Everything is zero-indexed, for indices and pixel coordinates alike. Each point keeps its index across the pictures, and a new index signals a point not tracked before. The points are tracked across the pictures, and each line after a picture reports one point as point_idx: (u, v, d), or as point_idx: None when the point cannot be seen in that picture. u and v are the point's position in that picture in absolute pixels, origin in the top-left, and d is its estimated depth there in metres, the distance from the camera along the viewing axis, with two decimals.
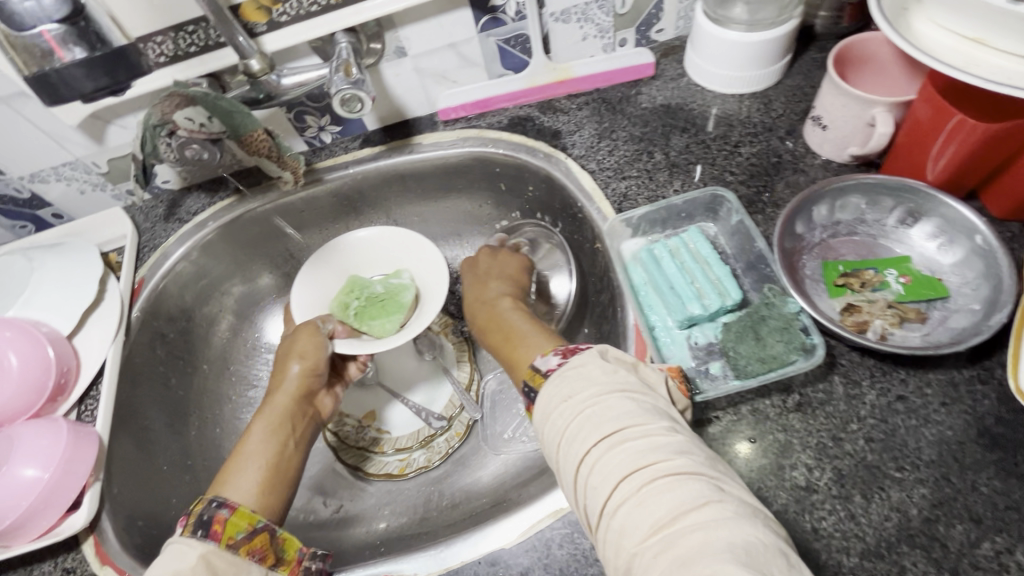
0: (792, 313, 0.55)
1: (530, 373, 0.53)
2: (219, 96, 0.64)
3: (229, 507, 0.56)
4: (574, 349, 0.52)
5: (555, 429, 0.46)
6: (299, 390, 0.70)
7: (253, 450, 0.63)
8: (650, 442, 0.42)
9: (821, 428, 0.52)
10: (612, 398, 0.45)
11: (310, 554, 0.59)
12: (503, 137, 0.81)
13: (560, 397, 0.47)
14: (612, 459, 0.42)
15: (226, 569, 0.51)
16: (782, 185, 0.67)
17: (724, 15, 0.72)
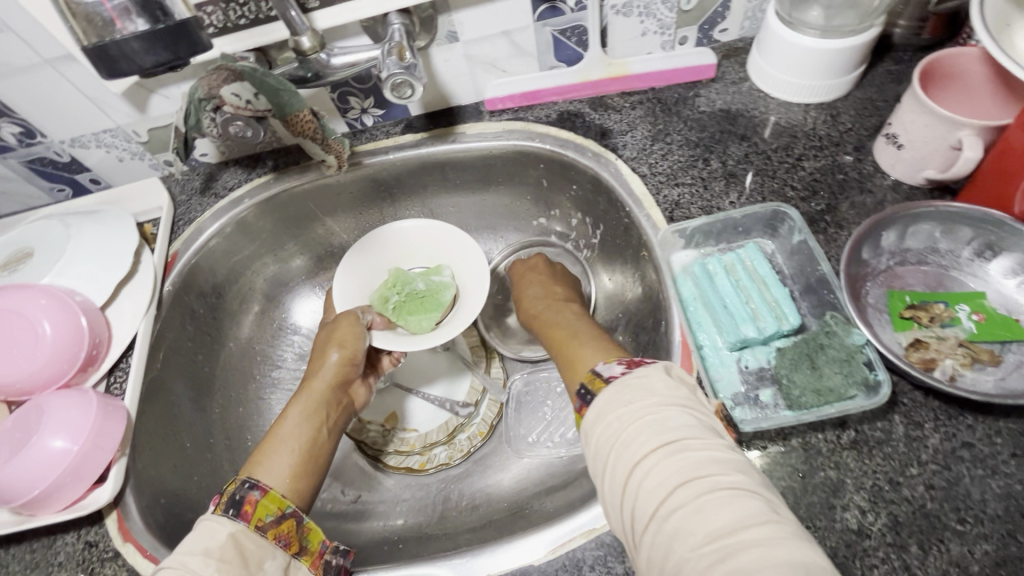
0: (855, 345, 0.51)
1: (589, 376, 0.50)
2: (267, 72, 0.61)
3: (260, 489, 0.55)
4: (639, 360, 0.49)
5: (605, 432, 0.44)
6: (336, 377, 0.69)
7: (288, 436, 0.62)
8: (710, 457, 0.40)
9: (877, 470, 0.49)
10: (670, 408, 0.43)
11: (332, 548, 0.58)
12: (551, 132, 0.78)
13: (617, 400, 0.45)
14: (667, 468, 0.40)
15: (255, 552, 0.51)
16: (847, 204, 0.64)
17: (799, 17, 0.68)
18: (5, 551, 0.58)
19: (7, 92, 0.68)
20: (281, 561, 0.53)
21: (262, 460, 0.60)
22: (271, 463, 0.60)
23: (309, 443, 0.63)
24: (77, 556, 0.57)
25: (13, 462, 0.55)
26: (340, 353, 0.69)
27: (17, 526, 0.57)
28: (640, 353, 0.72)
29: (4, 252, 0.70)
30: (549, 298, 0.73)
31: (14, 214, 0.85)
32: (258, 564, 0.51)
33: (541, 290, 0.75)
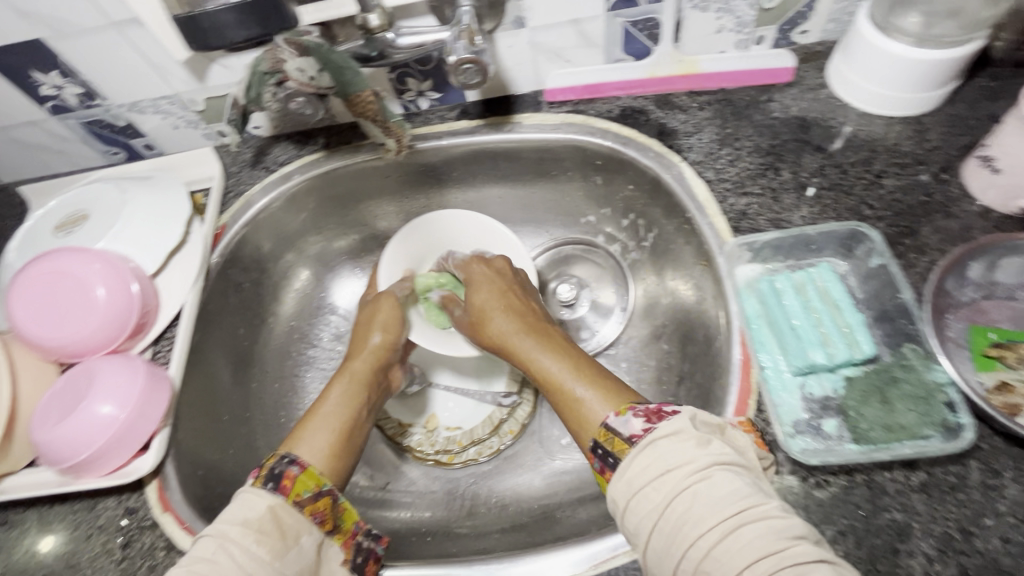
0: (936, 382, 0.49)
1: (605, 435, 0.48)
2: (332, 49, 0.60)
3: (299, 465, 0.54)
4: (658, 412, 0.46)
5: (652, 505, 0.42)
6: (376, 359, 0.68)
7: (327, 413, 0.61)
8: (769, 525, 0.39)
9: (948, 516, 0.46)
10: (713, 473, 0.42)
11: (366, 530, 0.56)
12: (612, 129, 0.75)
13: (659, 467, 0.43)
14: (731, 546, 0.38)
15: (292, 527, 0.50)
16: (930, 229, 0.60)
17: (893, 24, 0.63)
18: (50, 508, 0.60)
19: (71, 53, 0.67)
20: (316, 538, 0.52)
21: (301, 435, 0.58)
22: (308, 437, 0.58)
23: (347, 420, 0.61)
24: (117, 520, 0.58)
25: (63, 425, 0.56)
26: (383, 336, 0.69)
27: (62, 486, 0.58)
28: (687, 365, 0.70)
29: (62, 212, 0.71)
30: (501, 296, 0.66)
31: (70, 173, 0.86)
32: (295, 538, 0.50)
33: (491, 286, 0.68)
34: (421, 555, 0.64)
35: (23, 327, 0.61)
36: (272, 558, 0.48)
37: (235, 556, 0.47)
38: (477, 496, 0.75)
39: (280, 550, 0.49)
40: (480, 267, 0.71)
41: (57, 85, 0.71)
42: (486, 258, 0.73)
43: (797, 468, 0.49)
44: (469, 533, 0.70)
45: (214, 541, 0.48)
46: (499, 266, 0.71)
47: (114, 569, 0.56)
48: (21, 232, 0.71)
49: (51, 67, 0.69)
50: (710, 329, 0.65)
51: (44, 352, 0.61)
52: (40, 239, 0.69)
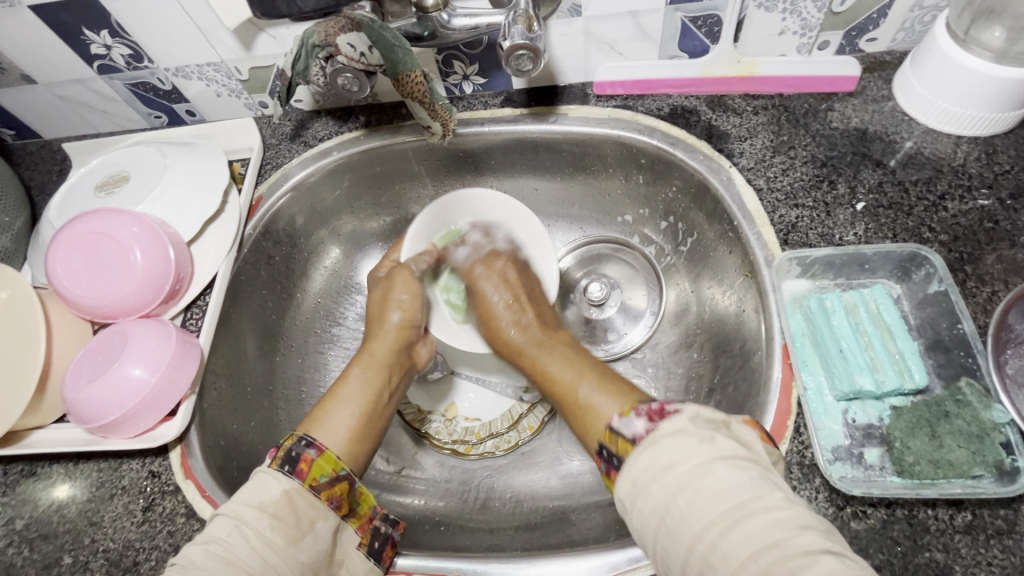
0: (994, 422, 0.47)
1: (609, 436, 0.46)
2: (385, 26, 0.59)
3: (317, 448, 0.53)
4: (660, 410, 0.45)
5: (656, 503, 0.41)
6: (399, 335, 0.66)
7: (351, 396, 0.59)
8: (773, 520, 0.37)
9: (994, 562, 0.44)
10: (716, 468, 0.40)
11: (382, 515, 0.56)
12: (661, 127, 0.72)
13: (661, 464, 0.41)
14: (735, 542, 0.37)
15: (307, 513, 0.49)
16: (993, 257, 0.57)
17: (974, 36, 0.59)
18: (77, 465, 0.61)
19: (123, 14, 0.67)
20: (332, 523, 0.51)
21: (320, 419, 0.57)
22: (331, 420, 0.57)
23: (368, 404, 0.59)
24: (140, 482, 0.59)
25: (94, 385, 0.57)
26: (402, 315, 0.67)
27: (89, 445, 0.59)
28: (719, 377, 0.68)
29: (103, 171, 0.71)
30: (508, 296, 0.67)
31: (112, 133, 0.86)
32: (310, 524, 0.49)
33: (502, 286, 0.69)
34: (433, 544, 0.64)
35: (60, 285, 0.61)
36: (288, 545, 0.47)
37: (249, 539, 0.46)
38: (491, 490, 0.74)
39: (296, 536, 0.48)
40: (484, 270, 0.71)
41: (106, 44, 0.71)
42: (491, 261, 0.72)
43: (834, 496, 0.48)
44: (482, 526, 0.69)
45: (230, 522, 0.47)
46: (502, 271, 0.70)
47: (135, 531, 0.57)
48: (63, 189, 0.71)
49: (103, 26, 0.68)
50: (748, 343, 0.63)
51: (79, 310, 0.62)
52: (81, 198, 0.69)
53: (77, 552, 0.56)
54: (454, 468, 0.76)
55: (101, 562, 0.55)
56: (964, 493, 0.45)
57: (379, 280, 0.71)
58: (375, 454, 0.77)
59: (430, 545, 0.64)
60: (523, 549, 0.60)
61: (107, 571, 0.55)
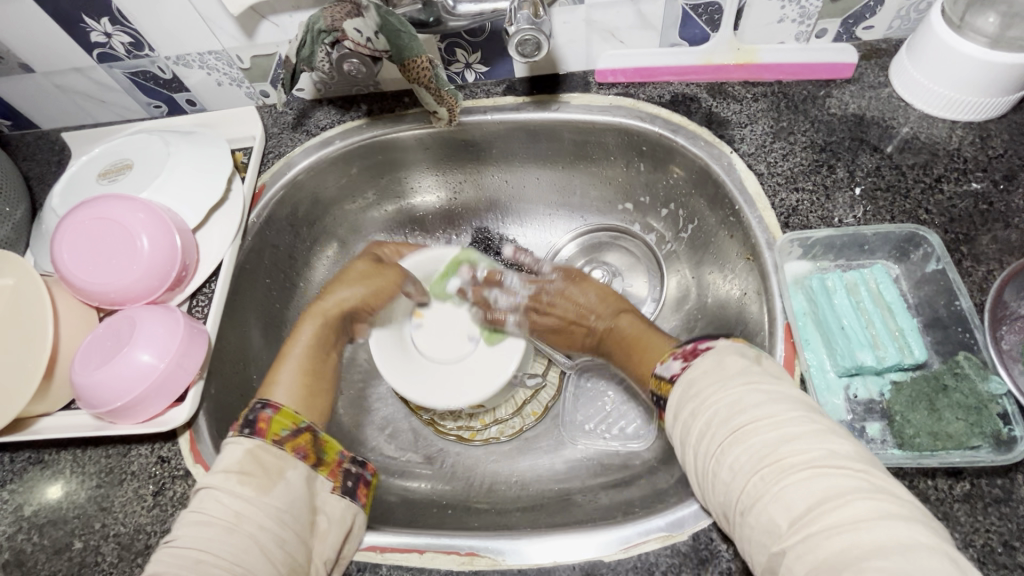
0: (990, 393, 0.48)
1: (654, 382, 0.53)
2: (390, 11, 0.59)
3: (272, 407, 0.57)
4: (694, 350, 0.50)
5: (685, 427, 0.46)
6: (341, 308, 0.68)
7: (296, 356, 0.63)
8: (781, 433, 0.41)
9: (991, 529, 0.45)
10: (735, 394, 0.44)
11: (350, 458, 0.60)
12: (662, 114, 0.73)
13: (693, 396, 0.47)
14: (744, 457, 0.41)
15: (274, 463, 0.53)
16: (988, 237, 0.58)
17: (968, 23, 0.60)
18: (84, 451, 0.61)
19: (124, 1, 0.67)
20: (302, 470, 0.54)
21: (273, 382, 0.61)
22: (282, 381, 0.61)
23: (312, 364, 0.64)
24: (149, 468, 0.59)
25: (104, 370, 0.57)
26: (348, 295, 0.68)
27: (98, 431, 0.59)
28: None
29: (106, 159, 0.71)
30: (602, 299, 0.69)
31: (112, 123, 0.86)
32: (279, 473, 0.52)
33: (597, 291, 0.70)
34: (442, 526, 0.65)
35: (67, 271, 0.61)
36: (260, 493, 0.50)
37: (221, 499, 0.49)
38: (497, 474, 0.75)
39: (268, 485, 0.51)
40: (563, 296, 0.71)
41: (106, 32, 0.71)
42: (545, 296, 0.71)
43: None
44: (489, 509, 0.70)
45: (204, 492, 0.50)
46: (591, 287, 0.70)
47: (145, 515, 0.57)
48: (65, 177, 0.71)
49: (103, 13, 0.68)
50: (749, 326, 0.64)
51: (85, 297, 0.62)
52: (84, 186, 0.69)
53: (87, 538, 0.56)
54: (458, 454, 0.77)
55: (112, 546, 0.56)
56: (965, 463, 0.47)
57: (350, 253, 0.72)
58: (380, 441, 0.78)
59: (438, 526, 0.64)
60: (531, 528, 0.61)
61: (118, 555, 0.55)
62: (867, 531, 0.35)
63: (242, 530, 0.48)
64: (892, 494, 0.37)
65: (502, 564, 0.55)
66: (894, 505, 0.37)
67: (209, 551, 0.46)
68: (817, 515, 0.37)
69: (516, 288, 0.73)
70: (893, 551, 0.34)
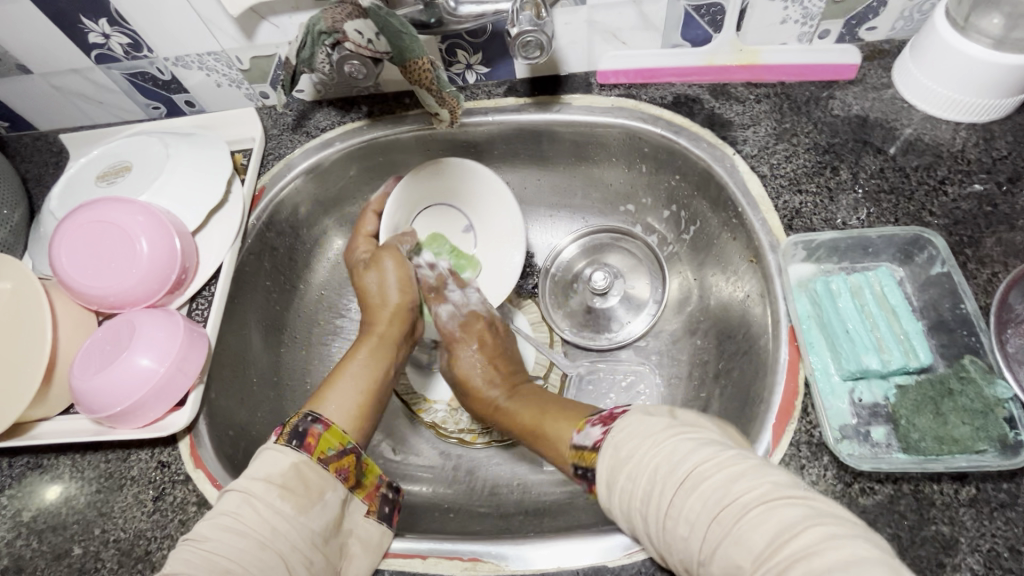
0: (997, 398, 0.48)
1: (575, 454, 0.52)
2: (392, 12, 0.58)
3: (323, 423, 0.56)
4: (612, 415, 0.51)
5: (628, 495, 0.45)
6: (398, 316, 0.69)
7: (355, 372, 0.62)
8: (725, 474, 0.41)
9: (997, 534, 0.45)
10: (669, 444, 0.44)
11: (387, 484, 0.60)
12: (665, 116, 0.73)
13: (623, 455, 0.46)
14: (695, 504, 0.41)
15: (318, 483, 0.52)
16: (992, 240, 0.58)
17: (973, 24, 0.60)
18: (84, 455, 0.60)
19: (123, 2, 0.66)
20: (342, 494, 0.54)
21: (321, 399, 0.59)
22: (332, 397, 0.59)
23: (374, 380, 0.62)
24: (149, 473, 0.59)
25: (103, 375, 0.57)
26: (400, 295, 0.69)
27: (96, 436, 0.59)
28: (724, 363, 0.69)
29: (104, 161, 0.70)
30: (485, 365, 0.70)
31: (110, 124, 0.85)
32: (320, 494, 0.52)
33: (485, 356, 0.70)
34: (444, 530, 0.64)
35: (65, 275, 0.60)
36: (298, 513, 0.49)
37: (261, 511, 0.48)
38: (498, 477, 0.74)
39: (306, 505, 0.50)
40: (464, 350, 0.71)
41: (105, 33, 0.70)
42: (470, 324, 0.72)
43: (842, 473, 0.49)
44: (491, 512, 0.69)
45: (239, 497, 0.49)
46: (479, 339, 0.71)
47: (145, 520, 0.57)
48: (63, 180, 0.70)
49: (101, 14, 0.68)
50: (753, 329, 0.64)
51: (84, 301, 0.62)
52: (82, 189, 0.68)
53: (87, 543, 0.56)
54: (460, 457, 0.76)
55: (112, 552, 0.55)
56: (972, 468, 0.46)
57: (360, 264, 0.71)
58: (382, 444, 0.77)
59: (440, 530, 0.64)
60: (534, 532, 0.61)
61: (118, 560, 0.55)
62: (828, 551, 0.35)
63: (274, 548, 0.47)
64: (839, 516, 0.37)
65: (505, 569, 0.54)
66: (842, 526, 0.36)
67: (232, 559, 0.45)
68: (775, 547, 0.36)
69: (471, 297, 0.74)
70: (852, 568, 0.33)
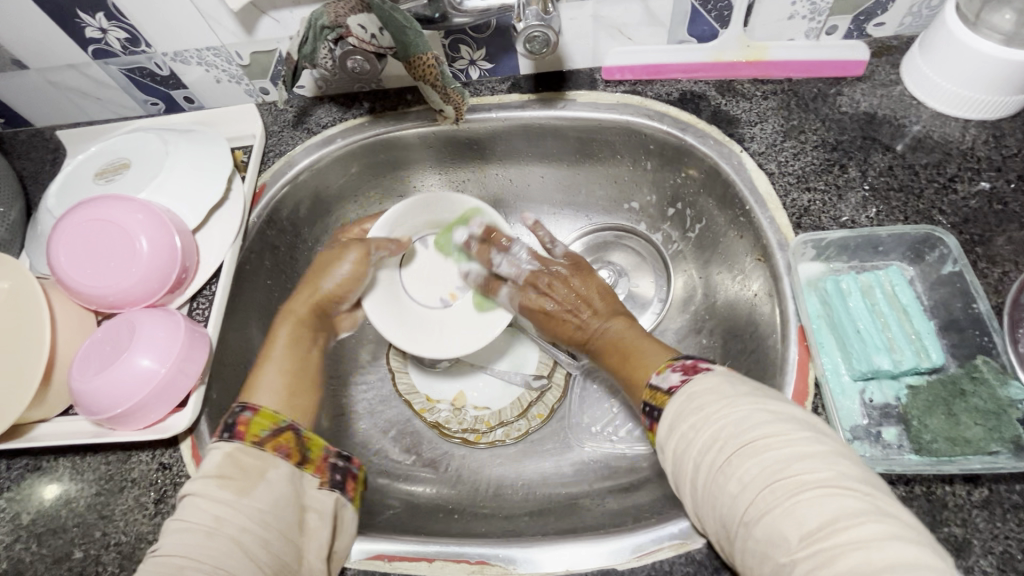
0: (1010, 398, 0.47)
1: (649, 391, 0.50)
2: (395, 6, 0.57)
3: (251, 409, 0.54)
4: (695, 366, 0.48)
5: (687, 438, 0.44)
6: (320, 301, 0.67)
7: (277, 356, 0.62)
8: (791, 450, 0.40)
9: (1011, 536, 0.45)
10: (738, 410, 0.43)
11: (336, 453, 0.57)
12: (670, 112, 0.72)
13: (693, 410, 0.45)
14: (752, 470, 0.40)
15: (254, 465, 0.50)
16: (1003, 238, 0.57)
17: (983, 20, 0.59)
18: (83, 457, 0.59)
19: None
20: (285, 470, 0.52)
21: (252, 385, 0.59)
22: (262, 385, 0.58)
23: (293, 362, 0.62)
24: (150, 475, 0.58)
25: (103, 376, 0.56)
26: (335, 287, 0.67)
27: (96, 438, 0.58)
28: (730, 362, 0.68)
29: (102, 158, 0.69)
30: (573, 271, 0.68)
31: (108, 121, 0.84)
32: (259, 474, 0.50)
33: (579, 279, 0.67)
34: (448, 532, 0.64)
35: (64, 274, 0.59)
36: (240, 496, 0.48)
37: (201, 503, 0.47)
38: (503, 478, 0.74)
39: (247, 487, 0.49)
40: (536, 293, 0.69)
41: (102, 27, 0.69)
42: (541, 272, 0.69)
43: None
44: (496, 513, 0.69)
45: (188, 499, 0.48)
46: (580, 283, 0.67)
47: (147, 523, 0.56)
48: (60, 177, 0.69)
49: (98, 8, 0.66)
50: (760, 328, 0.63)
51: (83, 301, 0.61)
52: (80, 186, 0.67)
53: (88, 547, 0.55)
54: (464, 457, 0.76)
55: (113, 556, 0.54)
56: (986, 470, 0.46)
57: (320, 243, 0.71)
58: (385, 444, 0.77)
59: (444, 531, 0.63)
60: (540, 534, 0.60)
61: (119, 564, 0.54)
62: (884, 550, 0.34)
63: (224, 534, 0.46)
64: (900, 518, 0.37)
65: (513, 572, 0.54)
66: (901, 529, 0.36)
67: (188, 555, 0.44)
68: (829, 532, 0.36)
69: (519, 259, 0.71)
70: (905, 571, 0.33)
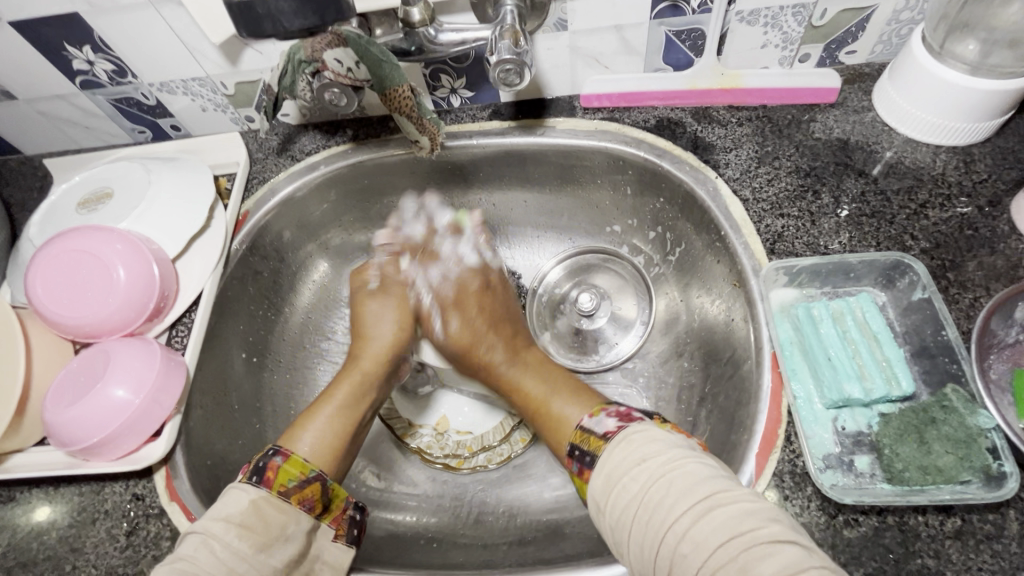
0: (979, 427, 0.47)
1: (582, 433, 0.54)
2: (371, 40, 0.60)
3: (282, 455, 0.55)
4: (631, 414, 0.53)
5: (627, 497, 0.46)
6: (383, 354, 0.68)
7: (327, 409, 0.62)
8: (737, 508, 0.42)
9: (984, 567, 0.45)
10: (686, 463, 0.46)
11: (354, 505, 0.58)
12: (648, 139, 0.73)
13: (634, 459, 0.48)
14: (702, 528, 0.42)
15: (275, 517, 0.51)
16: (974, 264, 0.58)
17: (949, 49, 0.60)
18: (58, 489, 0.59)
19: (106, 29, 0.66)
20: (304, 524, 0.53)
21: (299, 432, 0.59)
22: (306, 435, 0.59)
23: (344, 415, 0.62)
24: (123, 506, 0.58)
25: (77, 407, 0.56)
26: (396, 330, 0.70)
27: (70, 469, 0.58)
28: (710, 386, 0.68)
29: (85, 188, 0.70)
30: (480, 320, 0.70)
31: (95, 148, 0.85)
32: (281, 529, 0.51)
33: (478, 309, 0.71)
34: (426, 562, 0.63)
35: (42, 306, 0.60)
36: (257, 551, 0.49)
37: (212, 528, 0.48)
38: (485, 504, 0.73)
39: (266, 542, 0.50)
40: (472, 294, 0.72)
41: (89, 60, 0.70)
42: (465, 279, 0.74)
43: (826, 505, 0.49)
44: (475, 542, 0.68)
45: (198, 538, 0.48)
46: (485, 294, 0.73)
47: (118, 556, 0.55)
48: (44, 206, 0.70)
49: (86, 41, 0.68)
50: (738, 353, 0.64)
51: (61, 331, 0.61)
52: (63, 216, 0.68)
53: None
54: (447, 483, 0.75)
55: None
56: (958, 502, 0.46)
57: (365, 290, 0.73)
58: (365, 470, 0.76)
59: (422, 562, 0.63)
60: (517, 566, 0.60)
61: None
62: None
63: None
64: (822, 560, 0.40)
65: None
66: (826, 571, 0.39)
67: None
68: None
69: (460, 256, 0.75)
70: None
